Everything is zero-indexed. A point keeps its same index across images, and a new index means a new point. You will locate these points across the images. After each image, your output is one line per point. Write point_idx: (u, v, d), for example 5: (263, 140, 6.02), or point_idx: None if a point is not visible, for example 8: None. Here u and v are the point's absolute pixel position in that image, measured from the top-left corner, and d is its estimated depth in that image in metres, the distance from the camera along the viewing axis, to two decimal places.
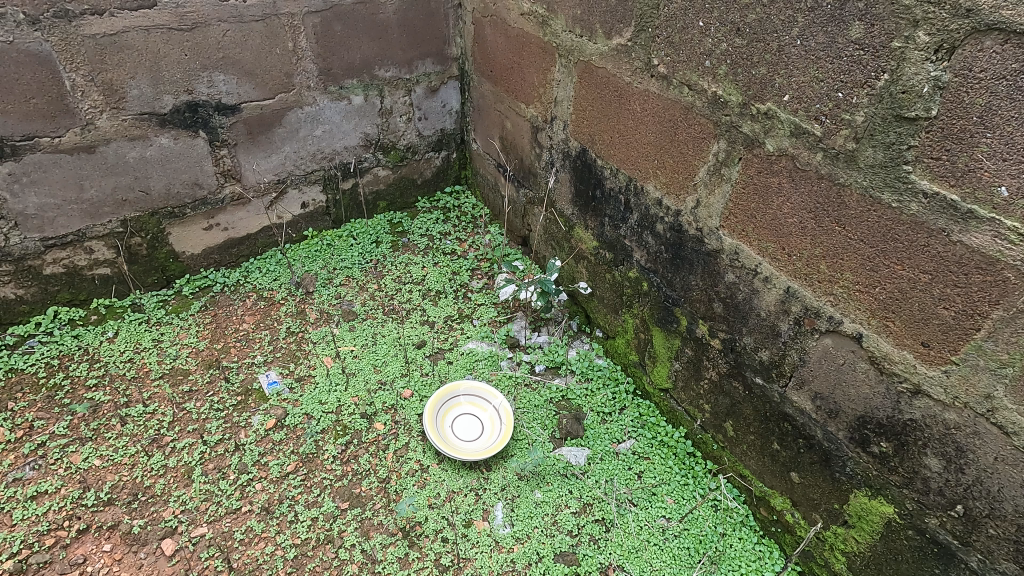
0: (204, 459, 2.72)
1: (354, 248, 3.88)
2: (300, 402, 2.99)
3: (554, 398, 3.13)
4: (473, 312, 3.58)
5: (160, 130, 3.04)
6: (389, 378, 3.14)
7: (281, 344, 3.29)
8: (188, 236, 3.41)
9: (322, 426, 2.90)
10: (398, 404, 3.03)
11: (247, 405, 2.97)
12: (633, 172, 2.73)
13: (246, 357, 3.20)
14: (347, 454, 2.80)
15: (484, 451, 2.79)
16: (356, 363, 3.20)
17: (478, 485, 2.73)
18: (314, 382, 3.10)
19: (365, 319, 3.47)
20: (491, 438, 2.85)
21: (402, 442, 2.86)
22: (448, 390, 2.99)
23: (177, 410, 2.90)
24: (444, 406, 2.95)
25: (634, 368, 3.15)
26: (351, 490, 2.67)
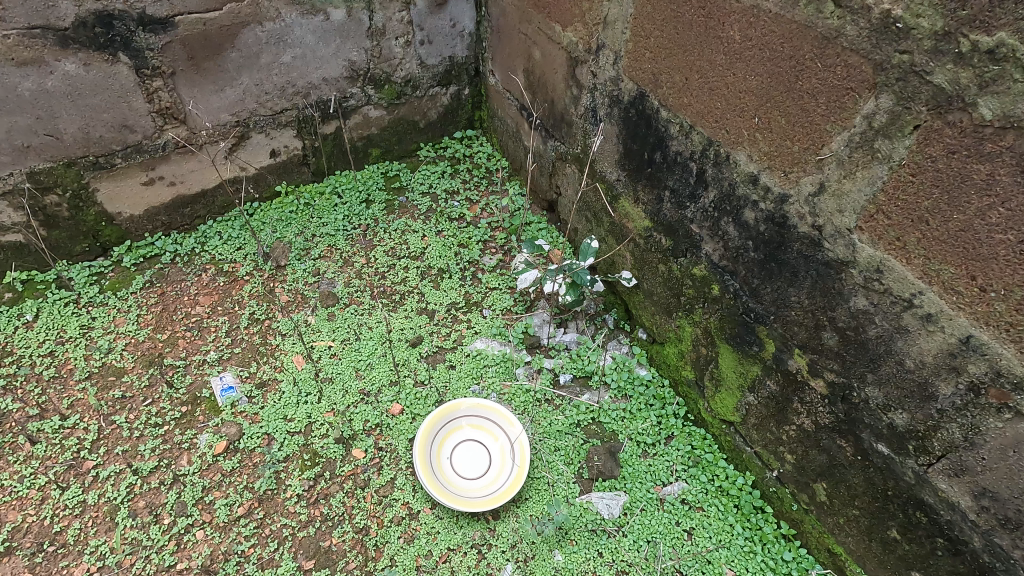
0: (134, 495, 2.14)
1: (338, 209, 3.12)
2: (260, 418, 2.36)
3: (582, 421, 2.45)
4: (483, 300, 2.85)
5: (62, 52, 2.24)
6: (374, 388, 2.49)
7: (241, 337, 2.63)
8: (122, 193, 2.67)
9: (286, 453, 2.28)
10: (384, 423, 2.39)
11: (192, 419, 2.35)
12: (716, 133, 1.89)
13: (197, 352, 2.56)
14: (316, 493, 2.20)
15: (485, 500, 2.16)
16: (334, 365, 2.54)
17: (481, 542, 2.13)
18: (280, 391, 2.45)
19: (348, 305, 2.78)
20: (498, 481, 2.22)
21: (386, 478, 2.25)
22: (453, 407, 2.33)
23: (104, 425, 2.30)
24: (440, 430, 2.30)
25: (688, 387, 2.44)
26: (319, 543, 2.10)
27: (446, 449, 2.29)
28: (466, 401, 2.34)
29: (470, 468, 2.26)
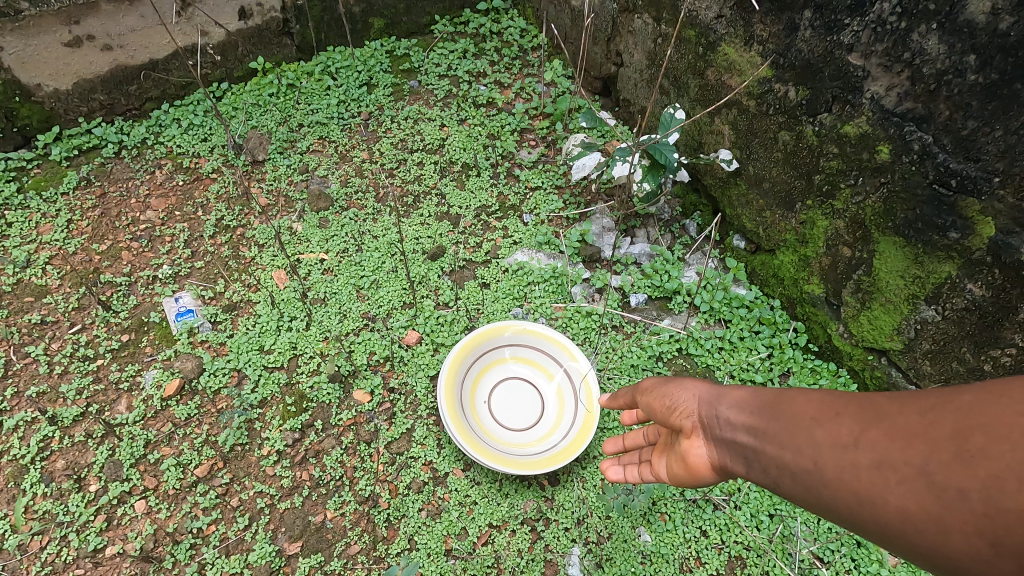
0: (50, 453, 1.53)
1: (332, 93, 2.42)
2: (228, 349, 1.73)
3: (666, 355, 1.81)
4: (522, 203, 2.17)
5: None
6: (381, 312, 1.84)
7: (205, 249, 1.98)
8: (39, 55, 1.99)
9: (262, 395, 1.65)
10: (395, 357, 1.75)
11: (135, 352, 1.72)
12: None
13: (145, 267, 1.91)
14: (303, 450, 1.58)
15: (541, 459, 1.52)
16: (327, 283, 1.89)
17: (534, 516, 1.52)
18: (254, 315, 1.81)
19: (345, 209, 2.11)
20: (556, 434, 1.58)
21: (401, 430, 1.62)
22: (488, 335, 1.66)
23: (14, 359, 1.68)
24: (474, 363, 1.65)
25: (812, 307, 1.77)
26: (307, 519, 1.49)
27: (482, 390, 1.66)
28: (511, 325, 1.67)
29: (514, 416, 1.64)
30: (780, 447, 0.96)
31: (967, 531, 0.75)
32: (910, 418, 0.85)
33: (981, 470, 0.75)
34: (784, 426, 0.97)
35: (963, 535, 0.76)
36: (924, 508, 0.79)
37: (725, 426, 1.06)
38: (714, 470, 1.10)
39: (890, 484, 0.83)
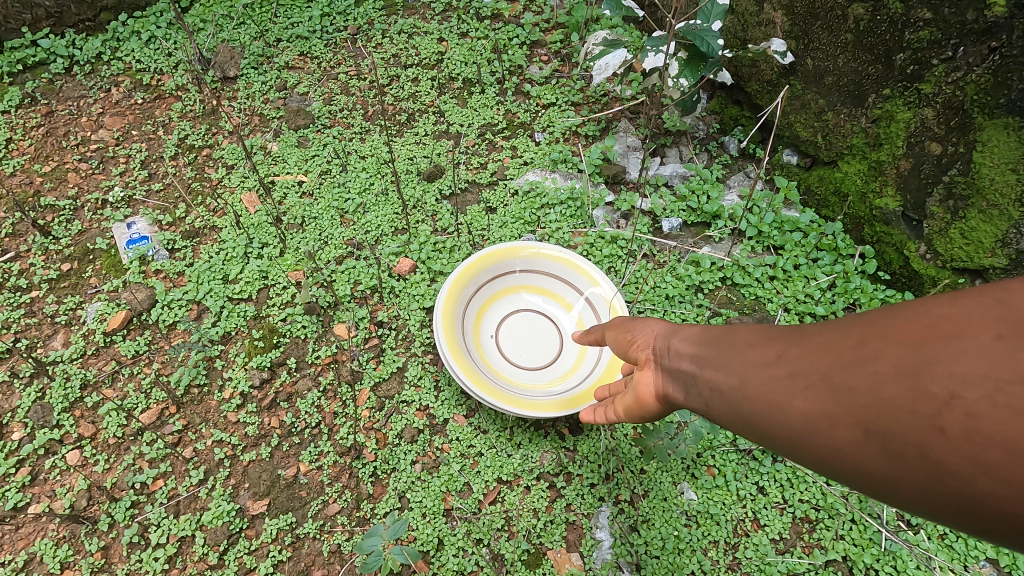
0: None
1: (315, 5, 2.12)
2: (187, 278, 1.46)
3: (706, 285, 1.52)
4: (534, 121, 1.87)
5: None
6: (368, 239, 1.56)
7: (165, 171, 1.70)
8: None
9: (225, 330, 1.38)
10: (385, 287, 1.47)
11: (77, 282, 1.45)
12: None
13: (94, 190, 1.64)
14: (272, 393, 1.31)
15: (569, 398, 1.23)
16: (306, 207, 1.61)
17: (553, 470, 1.24)
18: (219, 241, 1.54)
19: (329, 128, 1.82)
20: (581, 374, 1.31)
21: (391, 370, 1.35)
22: (497, 258, 1.38)
23: None
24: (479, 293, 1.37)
25: (885, 225, 1.47)
26: (276, 473, 1.22)
27: (488, 325, 1.40)
28: (523, 248, 1.39)
29: (528, 354, 1.39)
30: (692, 361, 0.77)
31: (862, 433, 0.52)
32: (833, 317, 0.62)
33: (884, 359, 0.52)
34: (711, 337, 0.77)
35: (861, 445, 0.53)
36: (818, 413, 0.57)
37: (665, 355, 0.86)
38: (656, 408, 0.90)
39: (785, 388, 0.61)
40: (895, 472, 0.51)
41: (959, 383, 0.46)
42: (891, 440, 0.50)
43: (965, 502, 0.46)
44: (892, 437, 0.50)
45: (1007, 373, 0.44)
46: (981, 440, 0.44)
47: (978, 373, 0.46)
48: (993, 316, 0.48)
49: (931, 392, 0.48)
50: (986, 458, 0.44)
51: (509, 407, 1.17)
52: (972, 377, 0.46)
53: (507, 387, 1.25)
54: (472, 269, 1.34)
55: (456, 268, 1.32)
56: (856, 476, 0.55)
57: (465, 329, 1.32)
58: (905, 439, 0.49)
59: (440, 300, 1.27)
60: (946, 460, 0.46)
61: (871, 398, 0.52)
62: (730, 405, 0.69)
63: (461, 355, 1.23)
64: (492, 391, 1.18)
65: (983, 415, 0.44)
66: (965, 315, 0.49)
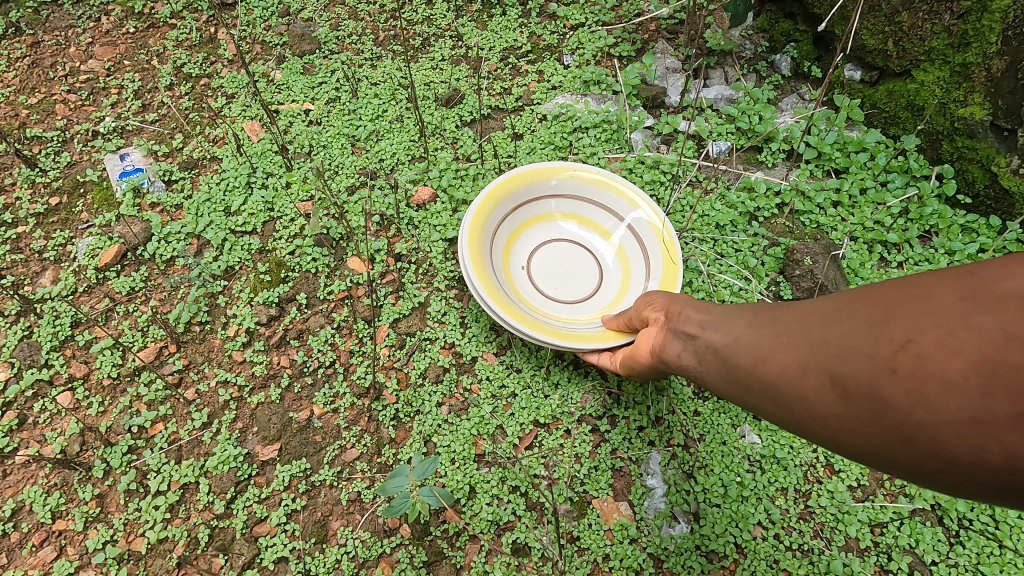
0: None
1: None
2: (186, 210, 1.32)
3: (761, 213, 1.35)
4: (561, 43, 1.69)
5: None
6: (382, 168, 1.41)
7: (160, 101, 1.56)
8: None
9: (228, 265, 1.24)
10: (403, 219, 1.32)
11: (67, 217, 1.33)
12: None
13: (84, 122, 1.50)
14: (281, 331, 1.18)
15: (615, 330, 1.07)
16: (314, 135, 1.46)
17: (596, 413, 1.10)
18: (220, 173, 1.39)
19: (336, 55, 1.66)
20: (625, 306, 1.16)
21: (412, 305, 1.21)
22: (529, 179, 1.22)
23: None
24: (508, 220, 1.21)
25: (971, 138, 1.29)
26: (288, 416, 1.09)
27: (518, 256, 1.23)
28: (555, 169, 1.24)
29: (564, 288, 1.22)
30: (693, 323, 0.80)
31: (826, 378, 0.56)
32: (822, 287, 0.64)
33: (857, 314, 0.55)
34: (717, 305, 0.80)
35: (823, 392, 0.56)
36: (793, 363, 0.60)
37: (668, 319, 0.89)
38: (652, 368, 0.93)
39: (769, 343, 0.65)
40: (849, 414, 0.54)
41: (916, 330, 0.49)
42: (848, 385, 0.54)
43: (906, 437, 0.49)
44: (850, 380, 0.53)
45: (960, 321, 0.46)
46: (926, 376, 0.47)
47: (934, 322, 0.48)
48: (963, 274, 0.49)
49: (891, 338, 0.50)
50: (927, 394, 0.47)
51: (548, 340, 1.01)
52: (928, 325, 0.48)
53: (543, 319, 1.09)
54: (500, 192, 1.18)
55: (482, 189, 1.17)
56: (819, 421, 0.58)
57: (494, 257, 1.16)
58: (861, 381, 0.52)
59: (465, 222, 1.11)
60: (894, 398, 0.49)
61: (841, 347, 0.55)
62: (718, 363, 0.73)
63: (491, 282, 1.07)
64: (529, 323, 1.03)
65: (931, 357, 0.47)
66: (938, 276, 0.51)
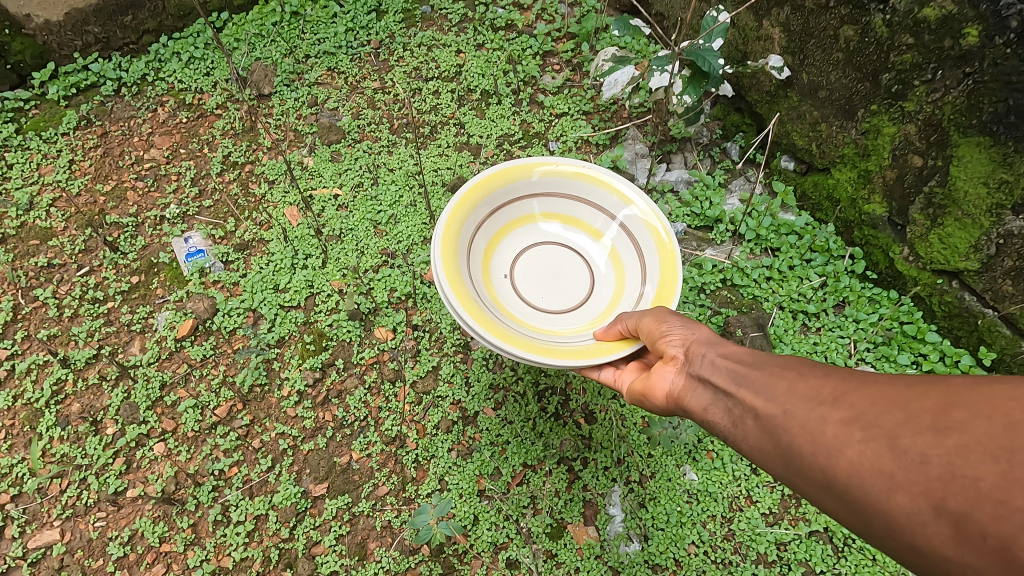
0: (64, 397, 1.47)
1: (339, 22, 2.24)
2: (242, 288, 1.64)
3: (708, 286, 1.66)
4: (548, 130, 2.00)
5: None
6: (400, 249, 1.72)
7: (213, 187, 1.87)
8: None
9: (279, 336, 1.56)
10: (419, 294, 1.64)
11: (146, 294, 1.64)
12: None
13: (152, 208, 1.82)
14: (325, 390, 1.50)
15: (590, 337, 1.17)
16: (343, 219, 1.78)
17: (572, 455, 1.42)
18: (268, 253, 1.71)
19: (359, 143, 1.97)
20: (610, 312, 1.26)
21: (426, 368, 1.52)
22: (514, 176, 1.29)
23: (23, 301, 1.61)
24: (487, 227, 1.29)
25: (875, 229, 1.59)
26: (333, 460, 1.41)
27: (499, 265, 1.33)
28: (538, 165, 1.30)
29: (547, 296, 1.33)
30: (752, 394, 0.85)
31: (930, 505, 0.63)
32: (903, 390, 0.72)
33: (966, 440, 0.63)
34: (768, 376, 0.86)
35: (928, 519, 0.64)
36: (879, 470, 0.68)
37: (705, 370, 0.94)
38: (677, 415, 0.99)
39: (857, 446, 0.71)
40: (956, 547, 0.61)
41: None
42: (961, 518, 0.61)
43: None
44: (964, 516, 0.61)
45: None
46: None
47: None
48: None
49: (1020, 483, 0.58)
50: None
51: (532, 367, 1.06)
52: None
53: (526, 334, 1.16)
54: (479, 192, 1.25)
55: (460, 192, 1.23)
56: (912, 541, 0.65)
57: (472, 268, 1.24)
58: (980, 521, 0.59)
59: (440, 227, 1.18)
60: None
61: (954, 474, 0.62)
62: (776, 437, 0.80)
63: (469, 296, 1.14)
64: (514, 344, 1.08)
65: None
66: None
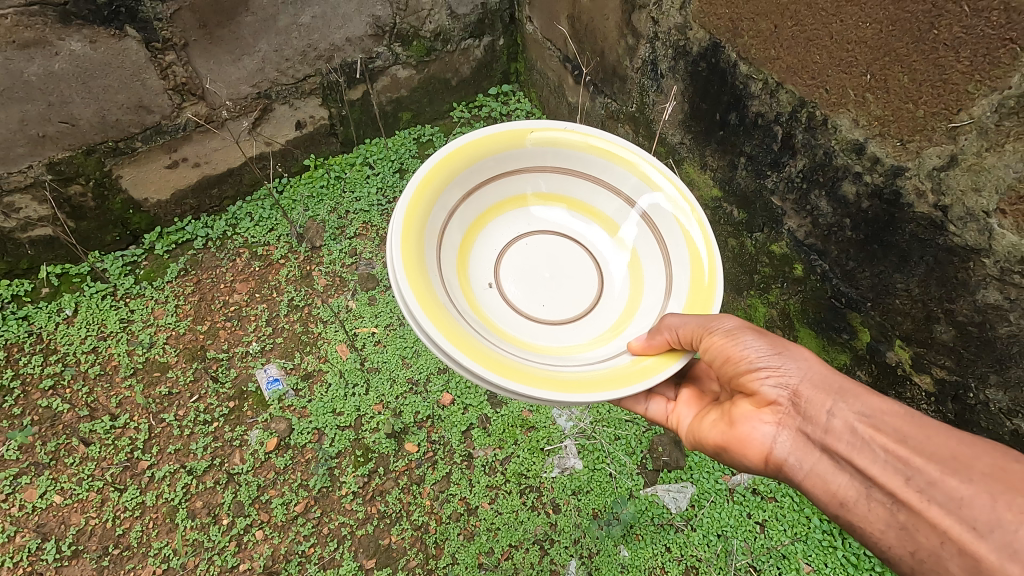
0: (191, 495, 2.12)
1: (371, 182, 2.91)
2: (309, 411, 2.28)
3: None
4: None
5: (65, 30, 1.98)
6: (422, 378, 2.37)
7: (282, 326, 2.52)
8: (146, 178, 2.50)
9: (338, 449, 2.21)
10: (435, 415, 2.29)
11: (240, 415, 2.29)
12: (814, 95, 1.59)
13: (239, 344, 2.47)
14: (371, 490, 2.15)
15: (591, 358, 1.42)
16: (379, 354, 2.43)
17: (543, 538, 2.07)
18: (326, 383, 2.36)
19: (389, 287, 2.63)
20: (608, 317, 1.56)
21: (442, 473, 2.17)
22: (501, 153, 1.55)
23: (154, 422, 2.26)
24: (462, 209, 1.54)
25: None
26: (378, 541, 2.06)
27: (478, 255, 1.60)
28: (528, 134, 1.56)
29: (542, 294, 1.60)
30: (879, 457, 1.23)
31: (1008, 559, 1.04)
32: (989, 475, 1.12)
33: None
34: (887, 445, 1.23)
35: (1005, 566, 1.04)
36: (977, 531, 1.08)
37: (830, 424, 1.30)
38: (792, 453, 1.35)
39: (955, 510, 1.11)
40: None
41: None
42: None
43: None
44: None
45: None
46: None
47: None
48: None
49: None
50: None
51: (507, 379, 1.23)
52: None
53: (508, 340, 1.40)
54: (441, 170, 1.46)
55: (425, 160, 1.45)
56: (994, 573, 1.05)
57: (444, 255, 1.48)
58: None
59: (400, 203, 1.38)
60: None
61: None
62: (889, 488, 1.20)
63: (441, 290, 1.35)
64: (506, 355, 1.29)
65: None
66: None
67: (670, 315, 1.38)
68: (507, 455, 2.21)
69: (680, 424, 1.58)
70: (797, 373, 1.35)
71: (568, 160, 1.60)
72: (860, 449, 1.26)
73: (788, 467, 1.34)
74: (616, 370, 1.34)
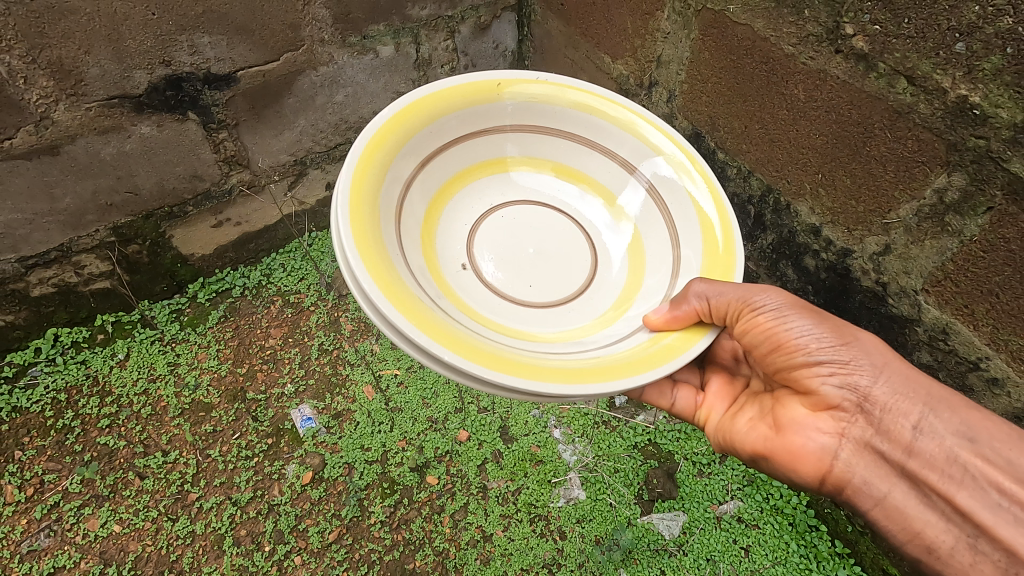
0: (236, 524, 2.37)
1: None
2: (340, 447, 2.54)
3: (638, 443, 2.58)
4: None
5: (137, 117, 2.29)
6: (441, 416, 2.64)
7: (313, 368, 2.78)
8: (194, 236, 2.81)
9: (367, 481, 2.47)
10: (453, 450, 2.55)
11: (277, 451, 2.55)
12: (777, 183, 1.92)
13: (275, 385, 2.73)
14: (397, 519, 2.40)
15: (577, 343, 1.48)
16: (402, 394, 2.70)
17: (551, 562, 2.31)
18: (354, 421, 2.62)
19: None
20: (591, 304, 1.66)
21: (460, 504, 2.43)
22: (479, 108, 1.70)
23: (201, 458, 2.52)
24: (425, 170, 1.65)
25: None
26: (404, 565, 2.31)
27: (446, 229, 1.71)
28: (505, 92, 1.72)
29: (529, 277, 1.71)
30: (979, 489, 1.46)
31: None
32: None
33: None
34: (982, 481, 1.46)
35: None
36: None
37: (928, 450, 1.51)
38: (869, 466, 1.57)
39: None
40: None
41: None
42: None
43: None
44: None
45: None
46: None
47: None
48: None
49: None
50: None
51: (476, 364, 1.22)
52: None
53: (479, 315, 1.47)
54: (398, 122, 1.55)
55: (384, 111, 1.55)
56: None
57: (409, 216, 1.57)
58: None
59: (355, 154, 1.44)
60: None
61: None
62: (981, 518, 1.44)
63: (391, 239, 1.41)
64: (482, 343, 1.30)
65: None
66: None
67: (696, 285, 1.48)
68: (518, 487, 2.47)
69: (722, 421, 1.82)
70: (879, 390, 1.55)
71: (546, 116, 1.77)
72: (954, 482, 1.48)
73: (848, 477, 1.57)
74: (637, 352, 1.40)
